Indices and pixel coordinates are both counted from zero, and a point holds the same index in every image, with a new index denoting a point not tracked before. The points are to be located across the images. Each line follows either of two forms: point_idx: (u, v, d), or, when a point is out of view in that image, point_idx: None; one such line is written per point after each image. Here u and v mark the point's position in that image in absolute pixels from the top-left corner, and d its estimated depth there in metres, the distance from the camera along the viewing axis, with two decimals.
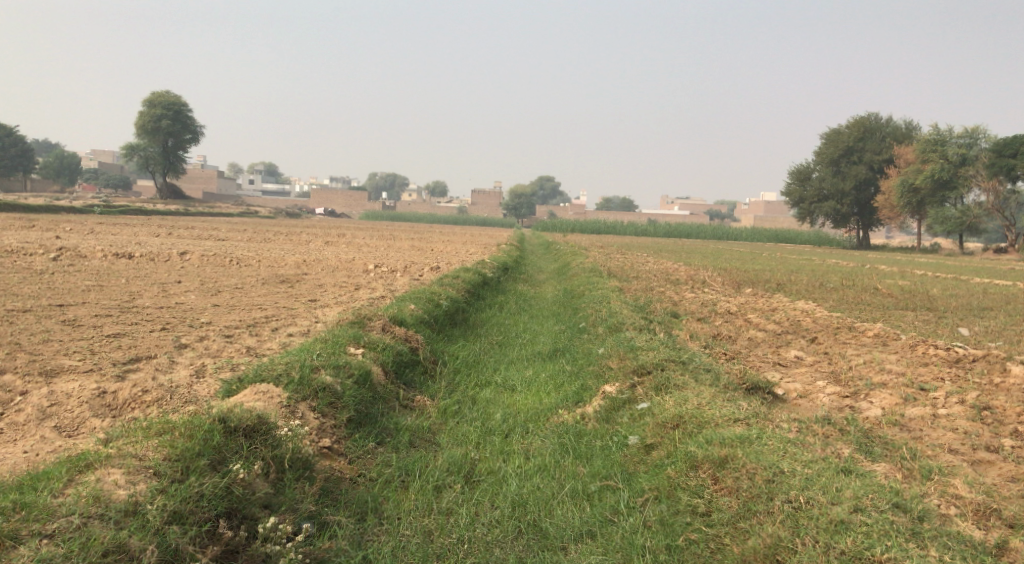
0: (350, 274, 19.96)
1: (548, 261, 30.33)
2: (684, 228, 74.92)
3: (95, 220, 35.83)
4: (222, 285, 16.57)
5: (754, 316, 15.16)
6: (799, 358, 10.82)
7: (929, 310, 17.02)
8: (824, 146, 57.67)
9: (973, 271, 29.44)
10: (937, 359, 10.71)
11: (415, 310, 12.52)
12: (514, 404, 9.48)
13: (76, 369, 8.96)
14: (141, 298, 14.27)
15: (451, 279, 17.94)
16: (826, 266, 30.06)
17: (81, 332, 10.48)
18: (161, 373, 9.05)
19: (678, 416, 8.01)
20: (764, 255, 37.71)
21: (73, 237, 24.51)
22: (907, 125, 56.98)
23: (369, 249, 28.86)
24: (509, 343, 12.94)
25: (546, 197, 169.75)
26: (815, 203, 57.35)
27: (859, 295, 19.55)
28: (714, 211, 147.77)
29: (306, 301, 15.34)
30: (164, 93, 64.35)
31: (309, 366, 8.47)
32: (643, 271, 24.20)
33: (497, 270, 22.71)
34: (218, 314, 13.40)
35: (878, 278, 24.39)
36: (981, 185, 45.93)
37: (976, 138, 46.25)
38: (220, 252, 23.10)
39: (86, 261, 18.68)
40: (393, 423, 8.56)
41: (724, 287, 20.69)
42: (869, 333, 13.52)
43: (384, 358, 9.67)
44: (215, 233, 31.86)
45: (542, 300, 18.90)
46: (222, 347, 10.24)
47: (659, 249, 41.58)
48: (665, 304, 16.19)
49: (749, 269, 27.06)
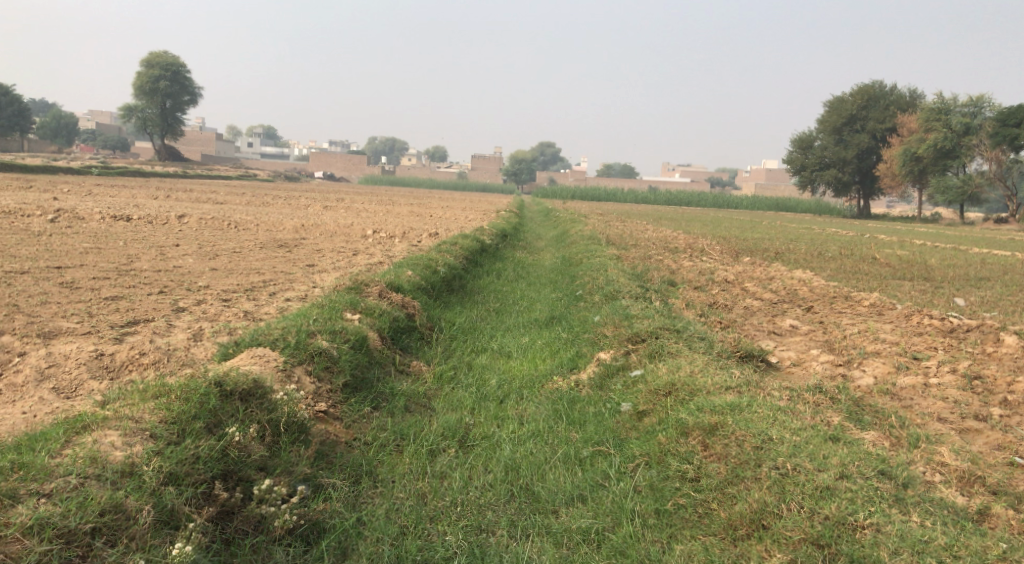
0: (348, 240, 19.97)
1: (547, 228, 30.30)
2: (685, 196, 74.76)
3: (93, 181, 35.69)
4: (221, 249, 16.58)
5: (751, 285, 15.22)
6: (794, 328, 10.86)
7: (926, 279, 17.07)
8: (827, 114, 57.31)
9: (973, 242, 29.43)
10: (932, 330, 10.76)
11: (412, 276, 12.57)
12: (510, 371, 9.55)
13: (74, 331, 9.03)
14: (139, 261, 14.27)
15: (449, 245, 17.96)
16: (826, 236, 30.02)
17: (79, 295, 10.54)
18: (158, 337, 9.11)
19: (670, 384, 8.08)
20: (765, 224, 37.65)
21: (71, 198, 24.49)
22: (911, 94, 56.55)
23: (368, 214, 28.82)
24: (506, 310, 12.99)
25: (547, 164, 168.97)
26: (817, 171, 57.16)
27: (857, 265, 19.59)
28: (715, 179, 147.47)
29: (303, 266, 15.36)
30: (162, 54, 63.90)
31: (305, 332, 8.52)
32: (642, 239, 24.23)
33: (496, 237, 22.75)
34: (216, 278, 13.45)
35: (877, 248, 24.41)
36: (984, 154, 45.71)
37: (981, 107, 46.04)
38: (217, 215, 23.11)
39: (84, 223, 18.71)
40: (389, 388, 8.62)
41: (723, 256, 20.70)
42: (865, 302, 13.60)
43: (381, 324, 9.73)
44: (213, 196, 31.87)
45: (540, 267, 18.89)
46: (220, 311, 10.29)
47: (659, 216, 41.56)
48: (663, 272, 16.22)
49: (748, 238, 27.05)
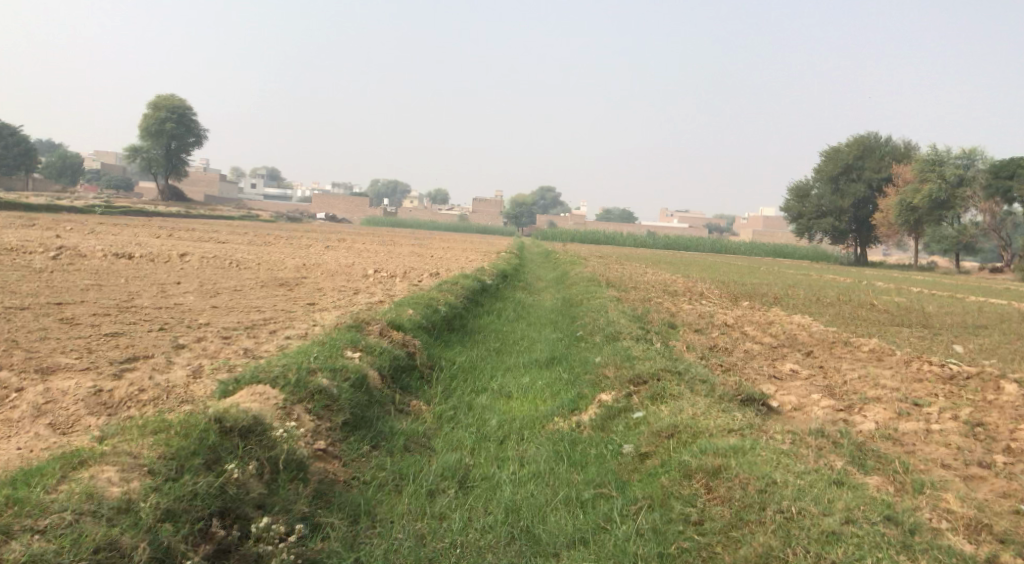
0: (349, 279, 20.00)
1: (547, 270, 30.33)
2: (684, 241, 74.96)
3: (95, 220, 35.78)
4: (222, 288, 16.58)
5: (751, 329, 15.21)
6: (795, 372, 10.83)
7: (925, 326, 17.06)
8: (824, 163, 57.69)
9: (970, 290, 29.50)
10: (932, 376, 10.73)
11: (413, 315, 12.55)
12: (510, 411, 9.51)
13: (73, 367, 8.99)
14: (140, 298, 14.27)
15: (450, 285, 17.98)
16: (824, 282, 30.10)
17: (78, 331, 10.52)
18: (157, 374, 9.06)
19: (673, 426, 8.03)
20: (763, 270, 37.79)
21: (73, 236, 24.54)
22: (906, 144, 56.98)
23: (369, 254, 28.87)
24: (506, 351, 12.95)
25: (547, 207, 169.72)
26: (814, 219, 57.39)
27: (855, 311, 19.59)
28: (713, 224, 148.19)
29: (304, 305, 15.35)
30: (169, 96, 64.49)
31: (306, 369, 8.48)
32: (642, 282, 24.26)
33: (496, 278, 22.78)
34: (216, 315, 13.44)
35: (875, 294, 24.44)
36: (979, 205, 46.01)
37: (974, 159, 46.44)
38: (219, 254, 23.16)
39: (85, 260, 18.75)
40: (388, 427, 8.57)
41: (722, 300, 20.72)
42: (864, 348, 13.58)
43: (381, 362, 9.68)
44: (215, 235, 31.99)
45: (540, 308, 18.90)
46: (219, 348, 10.27)
47: (659, 261, 41.73)
48: (663, 315, 16.22)
49: (747, 283, 27.12)
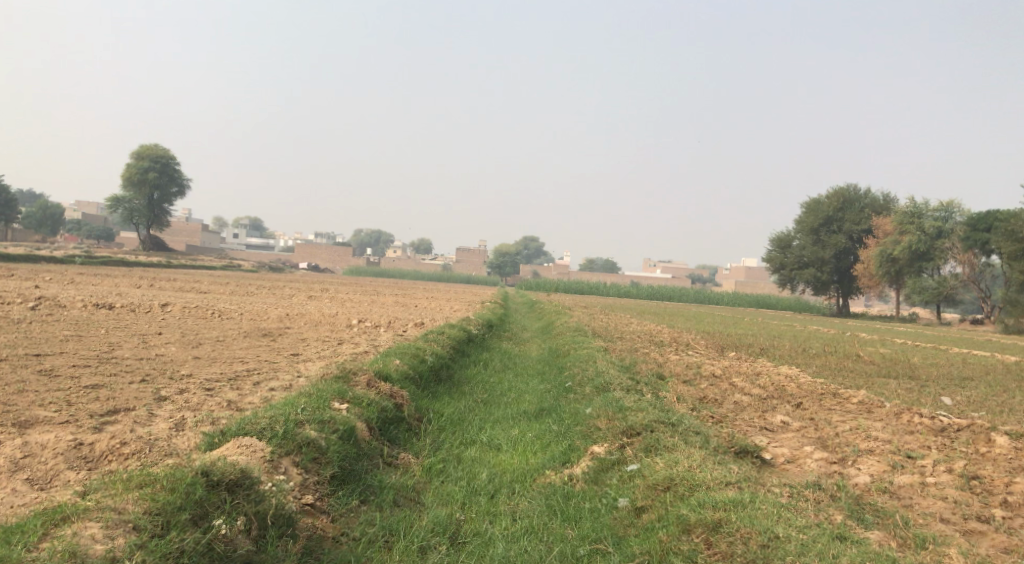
0: (334, 329, 19.87)
1: (532, 320, 30.26)
2: (667, 291, 75.19)
3: (76, 270, 35.56)
4: (204, 338, 16.40)
5: (739, 380, 15.13)
6: (785, 424, 10.74)
7: (911, 378, 17.04)
8: (804, 215, 58.21)
9: (954, 342, 29.60)
10: (922, 428, 10.66)
11: (400, 365, 12.40)
12: (500, 465, 9.36)
13: (51, 420, 8.79)
14: (121, 349, 14.07)
15: (436, 335, 17.86)
16: (808, 333, 30.15)
17: (57, 383, 10.30)
18: (139, 426, 8.87)
19: (669, 478, 7.90)
20: (747, 320, 37.90)
21: (52, 287, 24.35)
22: (885, 197, 57.60)
23: (353, 304, 28.77)
24: (494, 402, 12.80)
25: (531, 257, 170.21)
26: (796, 270, 57.72)
27: (841, 362, 19.54)
28: (696, 275, 148.88)
29: (288, 355, 15.18)
30: (152, 146, 64.60)
31: (293, 421, 8.33)
32: (628, 332, 24.24)
33: (482, 328, 22.70)
34: (199, 367, 13.24)
35: (860, 346, 24.48)
36: (958, 257, 46.27)
37: (952, 212, 47.11)
38: (201, 304, 22.98)
39: (65, 311, 18.55)
40: (377, 481, 8.40)
41: (708, 351, 20.65)
42: (853, 399, 13.51)
43: (369, 414, 9.53)
44: (197, 285, 31.81)
45: (527, 358, 18.79)
46: (202, 401, 10.07)
47: (643, 311, 41.77)
48: (650, 365, 16.13)
49: (732, 333, 27.13)
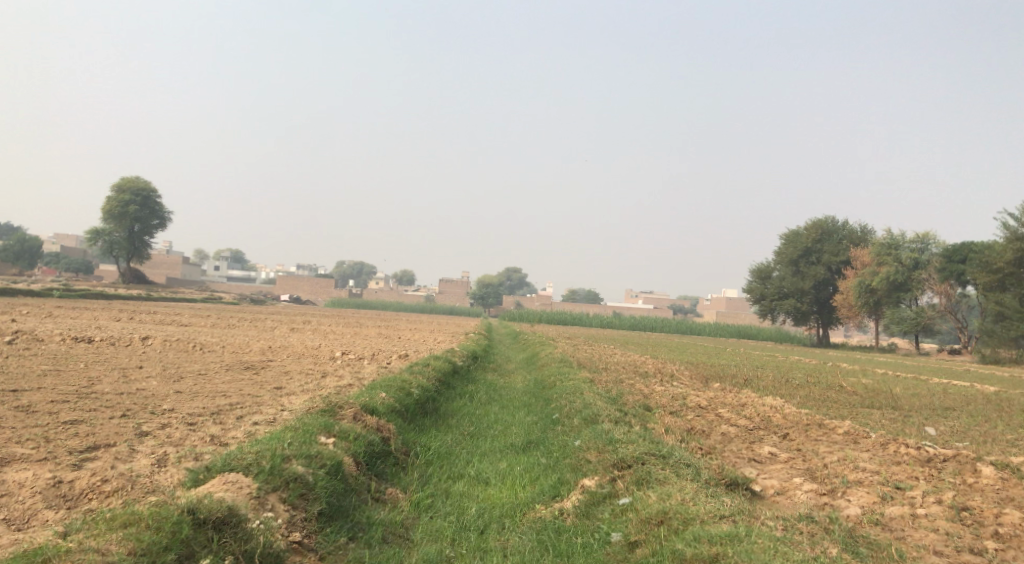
0: (316, 362, 19.70)
1: (515, 351, 30.15)
2: (649, 322, 75.26)
3: (54, 304, 35.21)
4: (185, 372, 16.21)
5: (724, 412, 15.08)
6: (774, 456, 10.68)
7: (895, 408, 17.02)
8: (784, 246, 58.55)
9: (935, 372, 29.65)
10: (910, 458, 10.63)
11: (385, 398, 12.28)
12: (488, 499, 9.26)
13: (29, 458, 8.66)
14: (100, 384, 13.87)
15: (420, 367, 17.74)
16: (790, 364, 30.17)
17: (36, 420, 10.14)
18: (120, 463, 8.74)
19: (663, 512, 7.83)
20: (729, 351, 37.92)
21: (30, 321, 24.07)
22: (863, 229, 58.00)
23: (336, 336, 28.59)
24: (480, 435, 12.68)
25: (513, 289, 170.22)
26: (776, 301, 57.89)
27: (825, 393, 19.54)
28: (678, 306, 149.23)
29: (271, 389, 15.01)
30: (133, 179, 64.43)
31: (280, 456, 8.23)
32: (612, 363, 24.16)
33: (466, 360, 22.59)
34: (181, 401, 13.08)
35: (842, 376, 24.47)
36: (934, 288, 46.84)
37: (928, 243, 47.58)
38: (181, 337, 22.76)
39: (43, 345, 18.31)
40: (366, 517, 8.29)
41: (692, 382, 20.60)
42: (839, 430, 13.48)
43: (356, 448, 9.42)
44: (177, 318, 31.54)
45: (511, 390, 18.67)
46: (184, 436, 9.92)
47: (625, 342, 41.74)
48: (636, 396, 16.04)
49: (715, 364, 27.11)
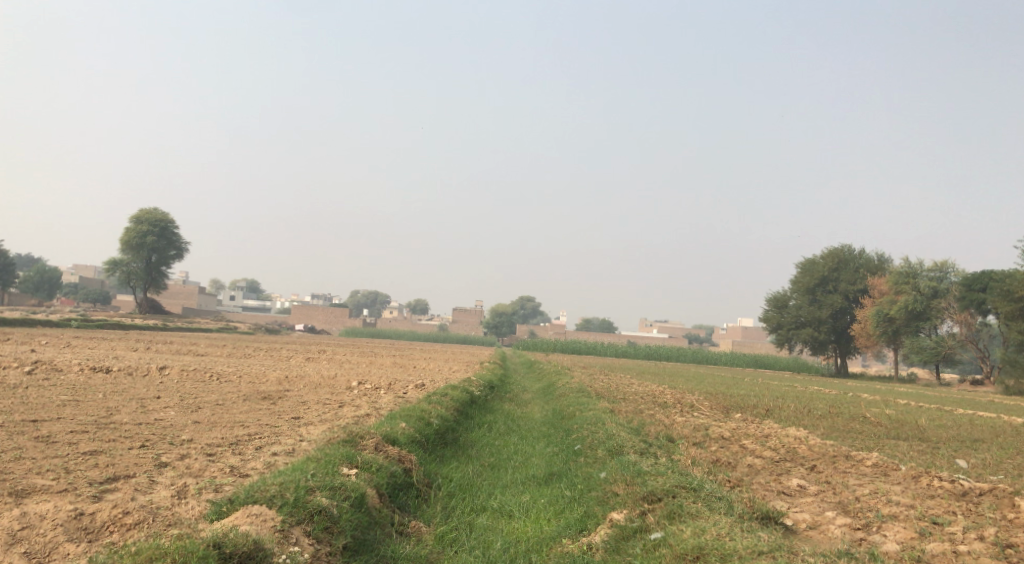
0: (334, 391, 19.54)
1: (532, 380, 29.89)
2: (664, 351, 74.82)
3: (72, 334, 35.30)
4: (203, 402, 16.09)
5: (749, 443, 14.81)
6: (803, 488, 10.45)
7: (923, 440, 16.66)
8: (800, 275, 58.17)
9: (957, 402, 29.18)
10: (943, 492, 10.36)
11: (406, 428, 12.12)
12: (513, 533, 9.08)
13: (49, 491, 8.59)
14: (119, 414, 13.76)
15: (438, 397, 17.57)
16: (811, 393, 29.80)
17: (55, 450, 10.03)
18: (140, 496, 8.66)
19: (698, 548, 7.66)
20: (748, 381, 37.48)
21: (48, 351, 24.04)
22: (880, 257, 57.54)
23: (352, 365, 28.45)
24: (502, 466, 12.49)
25: (527, 317, 170.05)
26: (793, 330, 57.40)
27: (849, 424, 19.20)
28: (693, 335, 148.32)
29: (289, 419, 14.87)
30: (151, 210, 64.91)
31: (304, 488, 8.11)
32: (630, 393, 23.89)
33: (484, 390, 22.38)
34: (199, 432, 12.95)
35: (865, 406, 24.09)
36: (954, 316, 46.17)
37: (946, 271, 47.09)
38: (199, 368, 22.65)
39: (62, 375, 18.24)
40: (391, 551, 8.17)
41: (713, 413, 20.28)
42: (868, 462, 13.19)
43: (379, 480, 9.26)
44: (193, 348, 31.50)
45: (529, 421, 18.45)
46: (204, 467, 9.80)
47: (642, 371, 41.41)
48: (658, 427, 15.79)
49: (735, 394, 26.77)
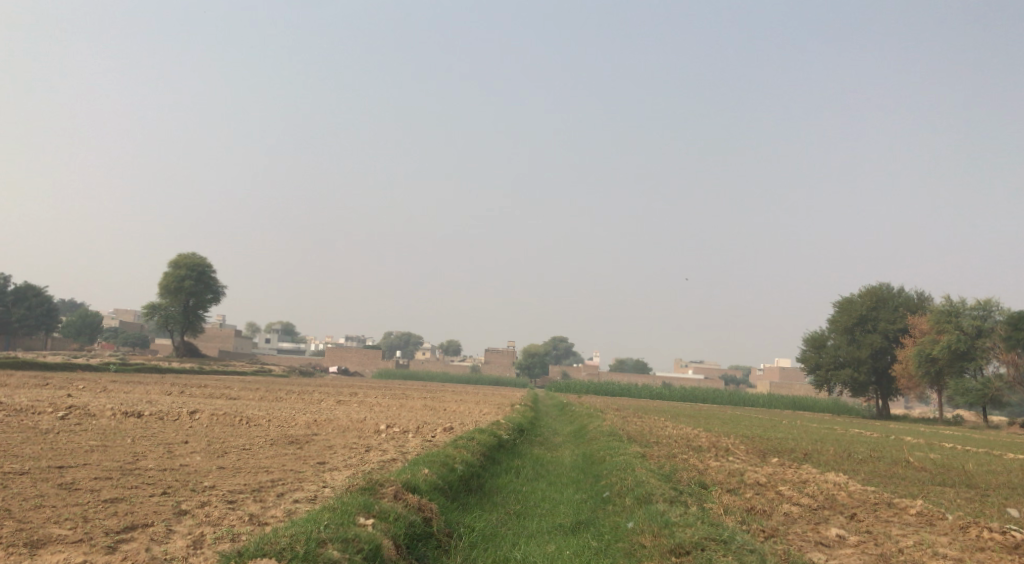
0: (361, 436, 19.28)
1: (563, 423, 29.45)
2: (700, 393, 73.80)
3: (108, 378, 35.46)
4: (230, 447, 15.90)
5: (785, 489, 14.32)
6: (842, 538, 9.96)
7: (970, 487, 16.04)
8: (837, 314, 57.18)
9: (1003, 446, 28.27)
10: (994, 545, 9.82)
11: (428, 474, 11.82)
12: None
13: (64, 540, 8.41)
14: (145, 460, 13.57)
15: (465, 441, 17.24)
16: (851, 437, 29.05)
17: (77, 498, 9.84)
18: (155, 546, 8.48)
19: None
20: (785, 423, 36.74)
21: (84, 395, 24.07)
22: (919, 296, 56.53)
23: (382, 408, 28.19)
24: (528, 514, 12.11)
25: (560, 357, 169.34)
26: (832, 370, 56.21)
27: (890, 468, 18.58)
28: (729, 375, 146.66)
29: (314, 464, 14.64)
30: (189, 255, 65.68)
31: (315, 540, 8.05)
32: (663, 436, 23.42)
33: (513, 433, 22.02)
34: (222, 477, 12.72)
35: (908, 450, 23.36)
36: (1000, 357, 44.87)
37: (990, 310, 46.33)
38: (229, 411, 22.50)
39: (94, 420, 18.18)
40: None
41: (748, 457, 19.68)
42: (911, 511, 12.65)
43: (396, 531, 8.98)
44: (226, 391, 31.49)
45: (559, 465, 18.05)
46: (224, 514, 9.55)
47: (677, 413, 40.74)
48: (691, 473, 15.36)
49: (771, 437, 26.18)
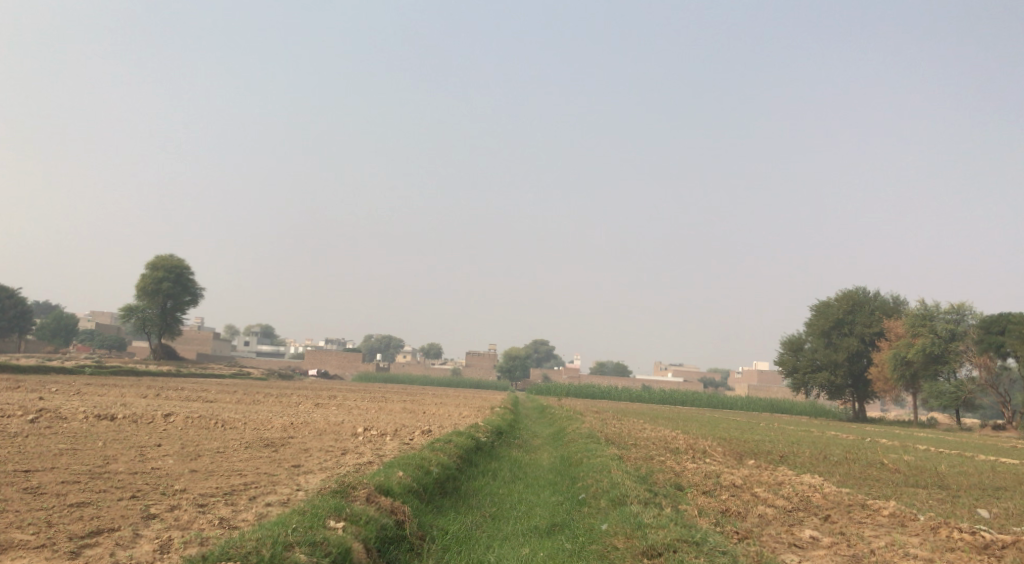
0: (338, 439, 19.13)
1: (542, 426, 29.39)
2: (679, 396, 73.96)
3: (84, 381, 35.10)
4: (204, 450, 15.75)
5: (761, 491, 14.33)
6: (815, 540, 9.96)
7: (942, 488, 16.13)
8: (814, 318, 57.42)
9: (977, 448, 28.44)
10: (963, 544, 9.85)
11: (403, 477, 11.72)
12: None
13: (26, 545, 8.27)
14: (115, 463, 13.40)
15: (442, 444, 17.15)
16: (827, 439, 29.19)
17: (42, 502, 9.68)
18: (120, 551, 8.35)
19: None
20: (763, 426, 36.86)
21: (57, 398, 23.79)
22: (895, 300, 56.83)
23: (361, 411, 28.00)
24: (503, 517, 12.05)
25: (541, 361, 169.28)
26: (809, 374, 56.43)
27: (865, 470, 18.65)
28: (709, 379, 147.11)
29: (289, 467, 14.50)
30: (167, 257, 65.33)
31: (282, 544, 8.01)
32: (642, 439, 23.42)
33: (491, 435, 21.95)
34: (194, 480, 12.57)
35: (883, 453, 23.46)
36: (973, 360, 45.28)
37: (963, 314, 46.43)
38: (204, 414, 22.25)
39: (65, 423, 17.95)
40: None
41: (725, 459, 19.70)
42: (884, 511, 12.67)
43: (368, 534, 8.90)
44: (203, 394, 31.24)
45: (536, 467, 17.99)
46: (194, 518, 9.44)
47: (655, 416, 40.80)
48: (667, 474, 15.35)
49: (749, 439, 26.23)
